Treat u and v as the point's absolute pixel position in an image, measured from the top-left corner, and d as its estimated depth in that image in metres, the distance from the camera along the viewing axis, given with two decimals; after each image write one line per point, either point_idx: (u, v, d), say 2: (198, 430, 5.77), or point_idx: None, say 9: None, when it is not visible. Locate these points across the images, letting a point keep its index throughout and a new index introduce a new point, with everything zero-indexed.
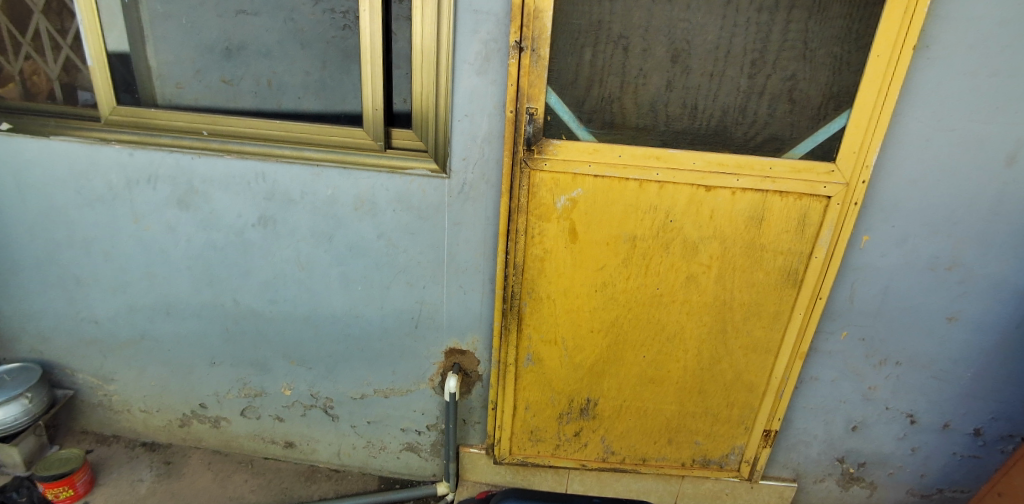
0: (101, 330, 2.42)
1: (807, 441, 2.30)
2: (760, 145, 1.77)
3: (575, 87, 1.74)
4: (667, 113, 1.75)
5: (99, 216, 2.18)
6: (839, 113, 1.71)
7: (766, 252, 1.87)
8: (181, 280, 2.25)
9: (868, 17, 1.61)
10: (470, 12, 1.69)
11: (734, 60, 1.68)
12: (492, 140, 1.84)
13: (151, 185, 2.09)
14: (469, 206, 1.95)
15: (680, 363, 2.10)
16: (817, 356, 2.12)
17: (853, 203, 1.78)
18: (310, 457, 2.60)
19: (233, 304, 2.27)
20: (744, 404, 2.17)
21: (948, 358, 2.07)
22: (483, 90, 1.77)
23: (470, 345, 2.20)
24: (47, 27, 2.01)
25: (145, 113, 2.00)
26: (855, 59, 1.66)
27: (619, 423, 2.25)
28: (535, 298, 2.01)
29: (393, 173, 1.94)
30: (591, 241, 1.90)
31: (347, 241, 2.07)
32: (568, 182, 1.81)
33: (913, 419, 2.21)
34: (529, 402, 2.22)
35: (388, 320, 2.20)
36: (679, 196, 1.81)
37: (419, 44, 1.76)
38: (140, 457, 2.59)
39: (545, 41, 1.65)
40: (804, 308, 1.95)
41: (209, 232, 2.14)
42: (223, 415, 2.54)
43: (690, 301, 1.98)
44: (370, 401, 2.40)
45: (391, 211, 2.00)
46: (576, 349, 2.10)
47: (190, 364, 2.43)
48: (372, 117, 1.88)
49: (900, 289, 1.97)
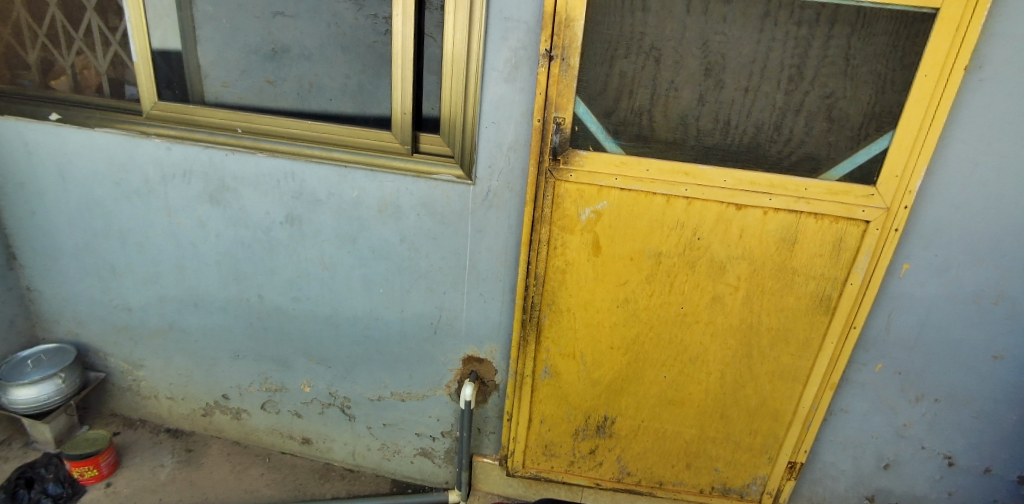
0: (132, 318, 2.49)
1: (835, 476, 2.20)
2: (794, 164, 1.69)
3: (603, 98, 1.71)
4: (698, 127, 1.70)
5: (136, 208, 2.25)
6: (881, 134, 1.63)
7: (797, 276, 1.80)
8: (209, 274, 2.31)
9: (915, 35, 1.52)
10: (500, 19, 1.68)
11: (770, 76, 1.62)
12: (518, 148, 1.82)
13: (186, 180, 2.15)
14: (493, 215, 1.94)
15: (702, 387, 2.04)
16: (848, 388, 2.03)
17: (893, 228, 1.69)
18: (325, 456, 2.61)
19: (259, 300, 2.31)
20: (768, 433, 2.08)
21: (991, 397, 1.95)
22: (511, 98, 1.76)
23: (487, 353, 2.18)
24: (98, 24, 2.09)
25: (182, 109, 2.05)
26: (899, 77, 1.57)
27: (636, 444, 2.18)
28: (554, 310, 1.98)
29: (418, 178, 1.94)
30: (614, 256, 1.86)
31: (370, 244, 2.09)
32: (592, 195, 1.78)
33: (950, 460, 2.09)
34: (544, 416, 2.19)
35: (408, 324, 2.20)
36: (707, 214, 1.75)
37: (449, 49, 1.75)
38: (163, 444, 2.65)
39: (574, 50, 1.63)
40: (836, 336, 1.86)
41: (239, 228, 2.18)
42: (243, 407, 2.58)
43: (714, 323, 1.92)
44: (386, 404, 2.40)
45: (415, 215, 2.00)
46: (594, 364, 2.05)
47: (215, 356, 2.49)
48: (400, 121, 1.89)
49: (941, 321, 1.86)
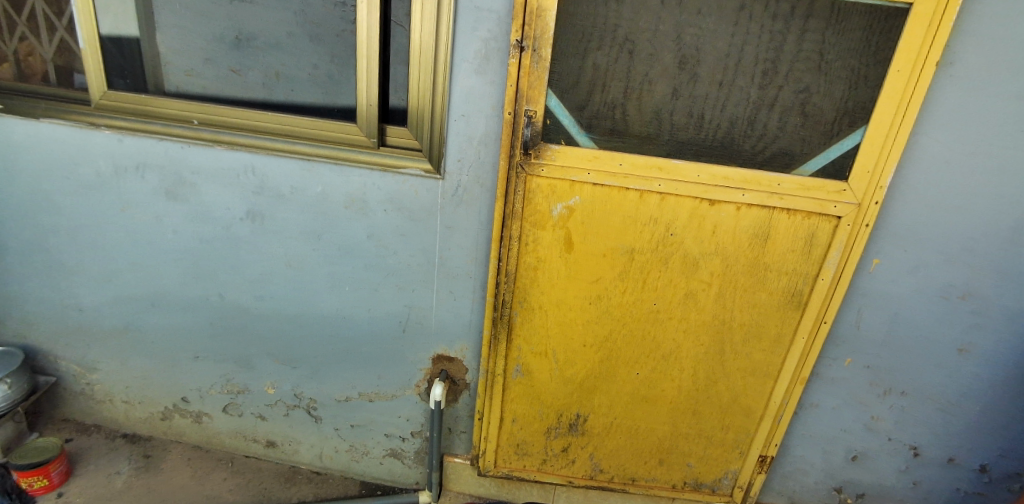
0: (86, 319, 2.37)
1: (804, 469, 2.23)
2: (768, 160, 1.67)
3: (576, 91, 1.67)
4: (672, 122, 1.67)
5: (87, 203, 2.12)
6: (853, 130, 1.62)
7: (770, 272, 1.79)
8: (167, 272, 2.20)
9: (888, 30, 1.52)
10: (470, 7, 1.62)
11: (745, 70, 1.60)
12: (489, 142, 1.77)
13: (140, 174, 2.03)
14: (463, 210, 1.88)
15: (674, 384, 2.03)
16: (818, 382, 2.04)
17: (864, 224, 1.69)
18: (291, 458, 2.53)
19: (220, 300, 2.21)
20: (739, 428, 2.09)
21: (955, 390, 1.99)
22: (482, 90, 1.70)
23: (458, 352, 2.13)
24: (43, 8, 1.96)
25: (134, 99, 1.93)
26: (873, 73, 1.56)
27: (609, 441, 2.17)
28: (526, 308, 1.94)
29: (386, 172, 1.87)
30: (587, 252, 1.82)
31: (337, 240, 2.01)
32: (565, 190, 1.74)
33: (916, 451, 2.13)
34: (517, 415, 2.15)
35: (377, 324, 2.13)
36: (681, 210, 1.73)
37: (417, 39, 1.69)
38: (120, 449, 2.53)
39: (546, 41, 1.58)
40: (807, 332, 1.86)
41: (197, 224, 2.08)
42: (205, 411, 2.48)
43: (687, 319, 1.90)
44: (355, 405, 2.33)
45: (383, 211, 1.93)
46: (567, 362, 2.02)
47: (175, 358, 2.38)
48: (365, 113, 1.81)
49: (910, 316, 1.88)
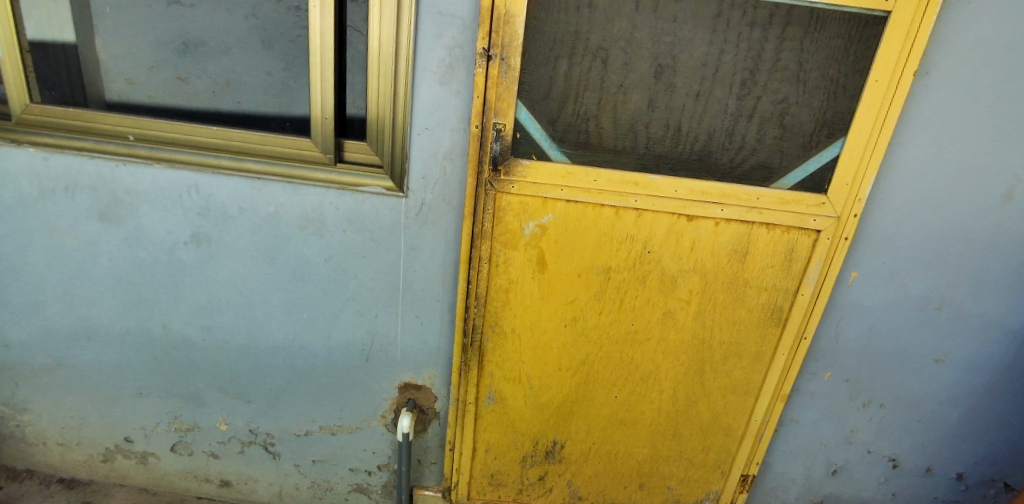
0: (12, 355, 2.14)
1: (786, 486, 2.17)
2: (746, 173, 1.62)
3: (547, 103, 1.58)
4: (648, 134, 1.59)
5: (9, 228, 1.92)
6: (832, 141, 1.58)
7: (749, 288, 1.73)
8: (104, 301, 2.00)
9: (865, 39, 1.48)
10: (433, 14, 1.52)
11: (721, 80, 1.54)
12: (455, 157, 1.66)
13: (69, 195, 1.85)
14: (428, 230, 1.76)
15: (654, 406, 1.94)
16: (799, 398, 1.99)
17: (843, 238, 1.64)
18: (248, 498, 2.34)
19: (164, 331, 2.03)
20: (721, 448, 2.01)
21: (932, 400, 1.97)
22: (446, 101, 1.60)
23: (426, 380, 2.00)
24: None
25: (61, 113, 1.76)
26: (850, 83, 1.53)
27: (587, 467, 2.07)
28: (498, 332, 1.83)
29: (344, 191, 1.74)
30: (561, 272, 1.73)
31: (291, 264, 1.86)
32: (537, 207, 1.64)
33: (895, 462, 2.10)
34: (490, 444, 2.03)
35: (337, 352, 1.99)
36: (658, 226, 1.65)
37: (376, 47, 1.57)
38: (55, 497, 2.29)
39: (515, 50, 1.49)
40: (787, 348, 1.81)
41: (137, 249, 1.90)
42: (150, 451, 2.28)
43: (666, 339, 1.82)
44: (316, 439, 2.17)
45: (341, 231, 1.80)
46: (542, 388, 1.92)
47: (115, 394, 2.17)
48: (320, 127, 1.68)
49: (888, 327, 1.85)
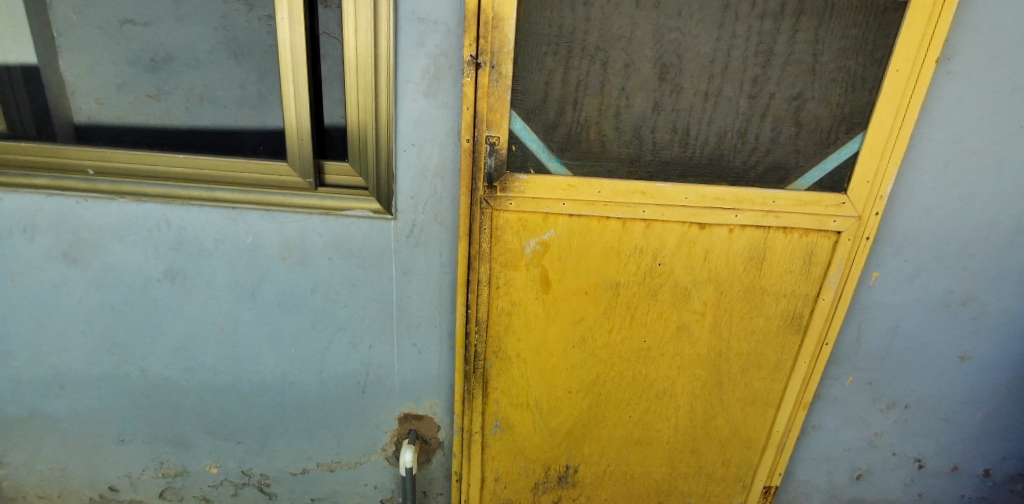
0: None
1: (809, 494, 2.07)
2: (761, 176, 1.51)
3: (543, 111, 1.46)
4: (654, 140, 1.48)
5: None
6: (851, 137, 1.48)
7: (766, 296, 1.62)
8: (76, 345, 1.85)
9: (884, 26, 1.38)
10: (414, 21, 1.40)
11: (731, 77, 1.43)
12: (446, 175, 1.54)
13: (28, 236, 1.70)
14: (421, 253, 1.64)
15: (670, 423, 1.84)
16: (821, 404, 1.89)
17: (864, 238, 1.54)
18: None
19: (142, 374, 1.89)
20: (742, 461, 1.90)
21: (958, 398, 1.88)
22: (433, 115, 1.48)
23: (427, 409, 1.88)
24: None
25: (11, 149, 1.61)
26: (869, 74, 1.42)
27: (602, 490, 1.95)
28: (502, 358, 1.72)
29: (327, 216, 1.61)
30: (567, 291, 1.62)
31: (275, 296, 1.73)
32: (537, 224, 1.53)
33: (920, 463, 1.99)
34: (500, 473, 1.91)
35: (331, 385, 1.86)
36: (668, 236, 1.54)
37: (353, 60, 1.44)
38: None
39: (506, 56, 1.38)
40: (809, 355, 1.70)
41: (107, 289, 1.76)
42: (138, 499, 2.11)
43: (681, 354, 1.72)
44: (313, 476, 2.03)
45: (326, 259, 1.67)
46: (551, 412, 1.81)
47: (93, 443, 2.01)
48: (296, 149, 1.55)
49: (912, 327, 1.76)
